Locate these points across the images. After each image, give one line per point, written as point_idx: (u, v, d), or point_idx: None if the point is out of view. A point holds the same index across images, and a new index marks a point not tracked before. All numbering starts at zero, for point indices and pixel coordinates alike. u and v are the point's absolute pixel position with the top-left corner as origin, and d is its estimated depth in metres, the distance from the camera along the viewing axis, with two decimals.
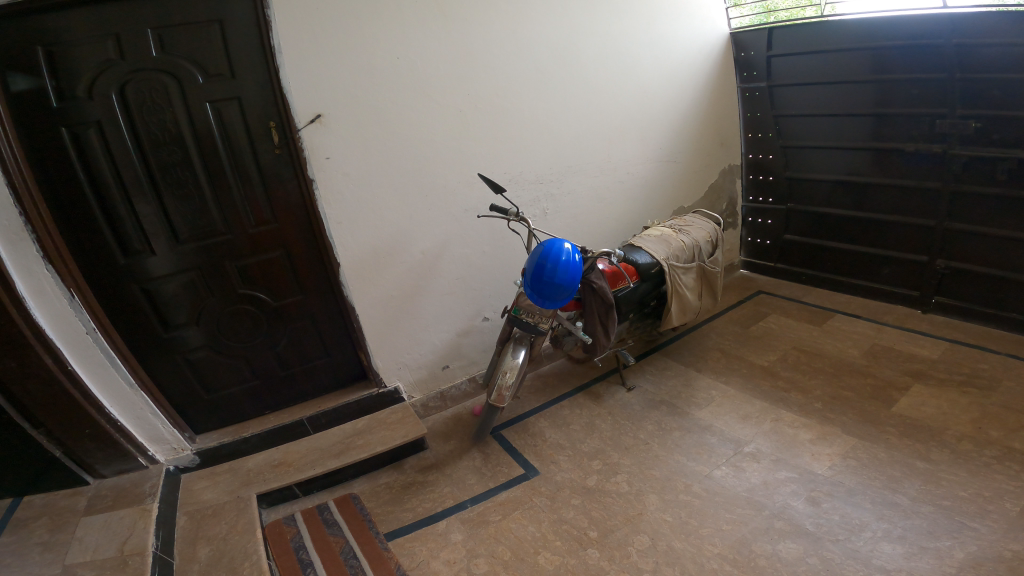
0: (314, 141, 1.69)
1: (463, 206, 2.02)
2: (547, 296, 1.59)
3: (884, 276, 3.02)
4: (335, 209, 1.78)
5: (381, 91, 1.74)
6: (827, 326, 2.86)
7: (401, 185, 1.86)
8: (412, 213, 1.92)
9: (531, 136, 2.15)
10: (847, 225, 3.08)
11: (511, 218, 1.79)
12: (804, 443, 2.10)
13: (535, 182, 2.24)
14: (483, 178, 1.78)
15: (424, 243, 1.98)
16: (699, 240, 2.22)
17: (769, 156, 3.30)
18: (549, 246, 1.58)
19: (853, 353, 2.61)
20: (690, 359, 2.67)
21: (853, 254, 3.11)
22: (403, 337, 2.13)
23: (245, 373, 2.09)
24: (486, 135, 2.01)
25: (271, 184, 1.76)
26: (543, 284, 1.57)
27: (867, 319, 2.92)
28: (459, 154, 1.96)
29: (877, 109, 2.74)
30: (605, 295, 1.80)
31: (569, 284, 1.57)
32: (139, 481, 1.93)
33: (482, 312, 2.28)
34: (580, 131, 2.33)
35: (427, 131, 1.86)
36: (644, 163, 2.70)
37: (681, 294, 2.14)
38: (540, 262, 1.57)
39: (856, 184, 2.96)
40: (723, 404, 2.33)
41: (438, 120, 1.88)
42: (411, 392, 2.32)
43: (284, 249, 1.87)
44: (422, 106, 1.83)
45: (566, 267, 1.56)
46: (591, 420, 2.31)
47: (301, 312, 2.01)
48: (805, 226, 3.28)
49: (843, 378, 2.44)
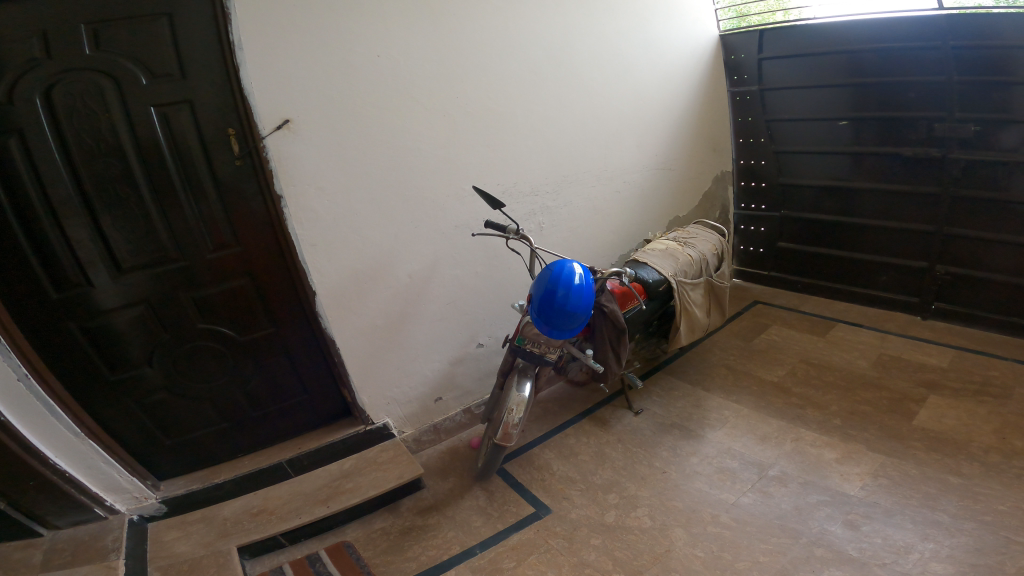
0: (283, 151, 1.47)
1: (452, 221, 1.82)
2: (558, 325, 1.40)
3: (882, 283, 2.94)
4: (308, 228, 1.56)
5: (359, 94, 1.54)
6: (831, 337, 2.73)
7: (385, 199, 1.65)
8: (396, 232, 1.70)
9: (525, 143, 1.98)
10: (840, 232, 3.00)
11: (509, 236, 1.60)
12: (831, 463, 1.95)
13: (530, 193, 2.06)
14: (477, 189, 1.59)
15: (410, 264, 1.77)
16: (705, 254, 2.08)
17: (761, 161, 3.21)
18: (555, 268, 1.41)
19: (863, 364, 2.49)
20: (696, 377, 2.49)
21: (850, 261, 3.02)
22: (388, 369, 1.90)
23: (210, 418, 1.81)
24: (477, 142, 1.83)
25: (233, 201, 1.52)
26: (554, 311, 1.38)
27: (870, 328, 2.81)
28: (448, 164, 1.76)
29: (871, 112, 2.68)
30: (617, 319, 1.63)
31: (582, 308, 1.39)
32: (99, 533, 1.63)
33: (476, 337, 2.08)
34: (575, 139, 2.17)
35: (412, 139, 1.66)
36: (639, 172, 2.56)
37: (690, 312, 1.99)
38: (548, 286, 1.39)
39: (852, 188, 2.88)
40: (738, 426, 2.17)
41: (425, 127, 1.69)
42: (402, 427, 2.08)
43: (249, 275, 1.62)
44: (406, 110, 1.64)
45: (577, 289, 1.38)
46: (600, 448, 2.11)
47: (272, 346, 1.75)
48: (799, 233, 3.18)
49: (858, 392, 2.30)
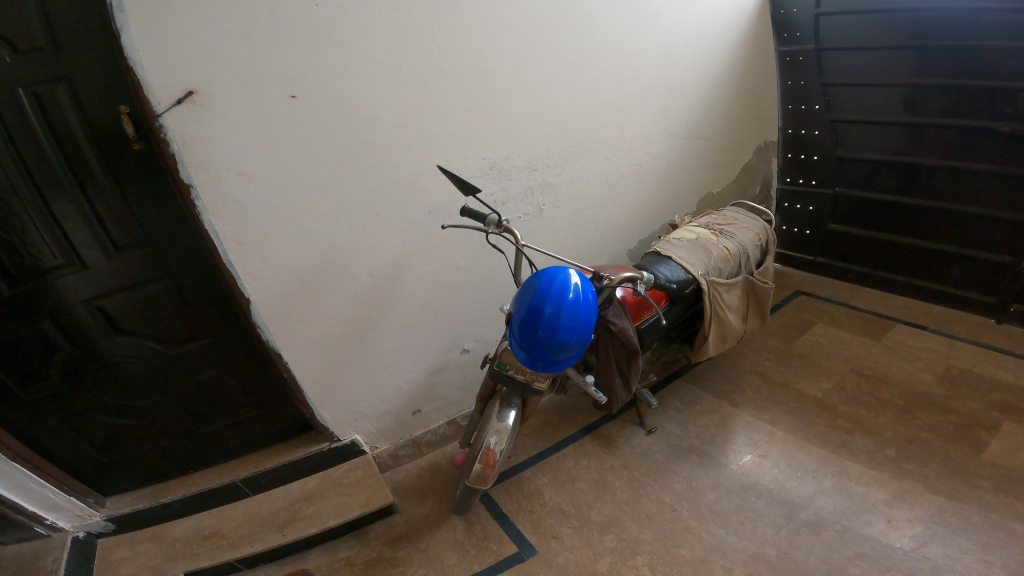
0: (189, 130, 1.13)
1: (424, 206, 1.48)
2: (547, 353, 1.05)
3: (954, 277, 2.47)
4: (233, 223, 1.25)
5: (287, 50, 1.17)
6: (889, 343, 2.32)
7: (331, 183, 1.32)
8: (350, 221, 1.38)
9: (516, 111, 1.59)
10: (904, 214, 2.52)
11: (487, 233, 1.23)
12: (876, 505, 1.61)
13: (525, 168, 1.68)
14: (441, 170, 1.24)
15: (370, 260, 1.46)
16: (746, 245, 1.68)
17: (814, 131, 2.71)
18: (542, 276, 1.06)
19: (924, 379, 2.09)
20: (722, 389, 2.14)
21: (914, 250, 2.55)
22: (353, 379, 1.66)
23: (152, 435, 1.61)
24: (452, 108, 1.44)
25: (136, 198, 1.26)
26: (539, 334, 1.03)
27: (936, 331, 2.38)
28: (414, 139, 1.40)
29: (952, 80, 2.14)
30: (629, 339, 1.29)
31: (579, 329, 1.04)
32: (40, 553, 1.48)
33: (460, 342, 1.81)
34: (581, 104, 1.76)
35: (363, 107, 1.30)
36: (664, 141, 2.13)
37: (722, 318, 1.63)
38: (531, 301, 1.04)
39: (921, 166, 2.38)
40: (770, 453, 1.83)
41: (381, 91, 1.31)
42: (375, 442, 1.84)
43: (167, 280, 1.38)
44: (353, 71, 1.26)
45: (571, 305, 1.03)
46: (601, 476, 1.82)
47: (209, 359, 1.54)
48: (852, 212, 2.71)
49: (917, 413, 1.93)
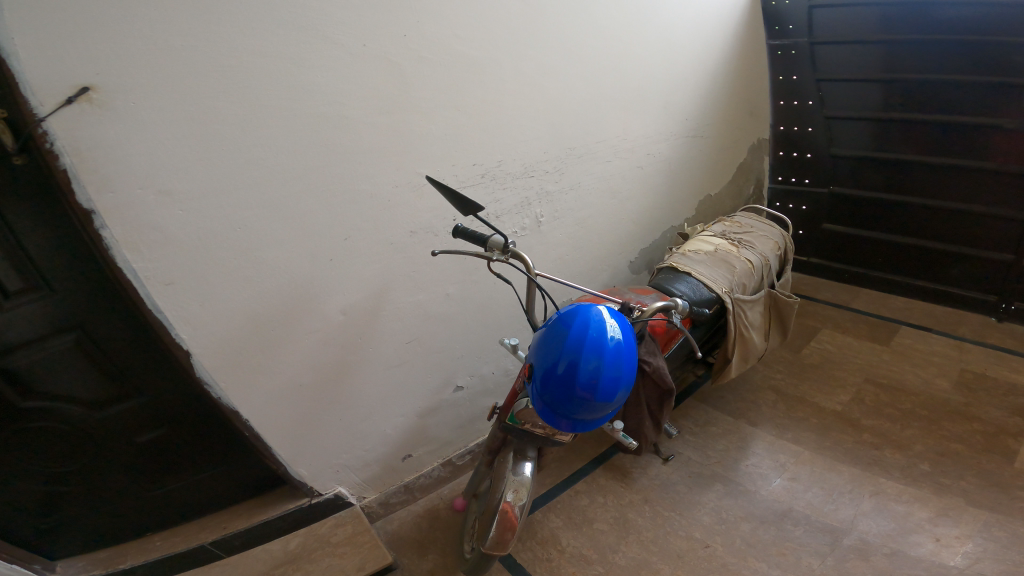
0: (86, 138, 0.86)
1: (405, 224, 1.24)
2: (587, 412, 0.88)
3: (953, 277, 2.40)
4: (158, 258, 0.99)
5: (220, 36, 0.91)
6: (898, 348, 2.19)
7: (287, 203, 1.07)
8: (313, 248, 1.13)
9: (511, 110, 1.37)
10: (901, 213, 2.42)
11: (490, 261, 0.99)
12: (922, 525, 1.44)
13: (521, 174, 1.47)
14: (431, 181, 1.00)
15: (342, 294, 1.21)
16: (767, 256, 1.52)
17: (807, 128, 2.59)
18: (570, 320, 0.90)
19: (942, 386, 1.97)
20: (737, 406, 1.96)
21: (913, 250, 2.45)
22: (331, 431, 1.44)
23: (90, 504, 1.32)
24: (437, 107, 1.21)
25: (30, 233, 1.00)
26: (578, 390, 0.86)
27: (941, 333, 2.28)
28: (390, 146, 1.16)
29: (954, 75, 2.06)
30: (663, 380, 1.14)
31: (622, 379, 0.88)
32: None
33: (452, 380, 1.60)
34: (580, 102, 1.56)
35: (326, 108, 1.05)
36: (665, 140, 1.96)
37: (747, 339, 1.44)
38: (562, 351, 0.88)
39: (919, 164, 2.29)
40: (800, 476, 1.65)
41: (350, 87, 1.07)
42: (363, 492, 1.61)
43: (76, 330, 1.12)
44: (312, 63, 1.01)
45: (612, 351, 0.87)
46: (621, 513, 1.61)
47: (146, 416, 1.28)
48: (848, 211, 2.58)
49: (942, 423, 1.79)
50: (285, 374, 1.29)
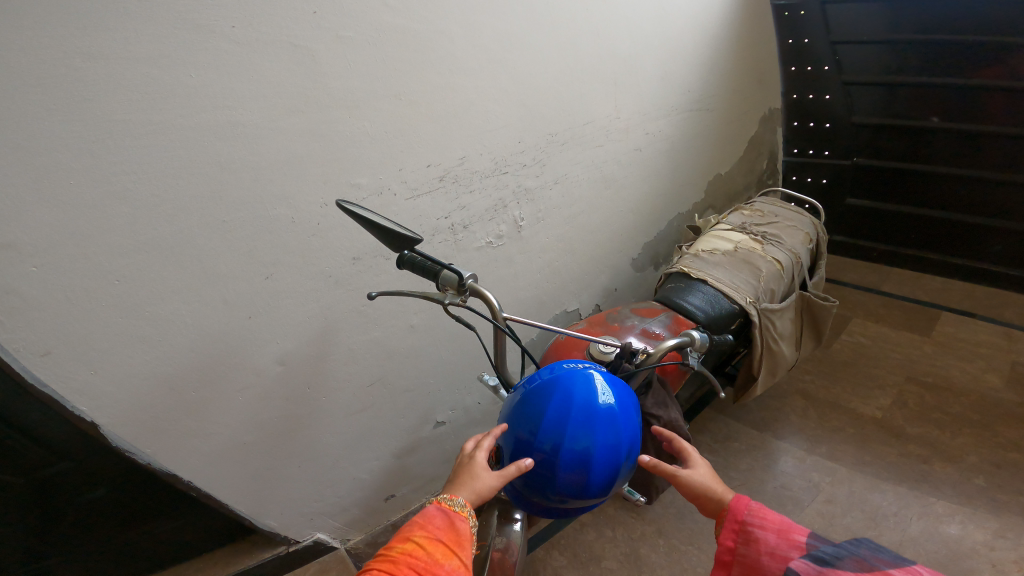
0: None
1: (345, 252, 1.00)
2: (582, 505, 0.66)
3: (993, 254, 2.14)
4: (18, 328, 0.76)
5: (31, 35, 0.65)
6: (939, 337, 1.95)
7: (175, 240, 0.82)
8: (225, 290, 0.90)
9: (471, 94, 1.12)
10: (938, 186, 2.13)
11: (443, 304, 0.77)
12: (977, 548, 1.29)
13: (491, 171, 1.22)
14: (340, 204, 0.76)
15: (276, 342, 1.00)
16: (796, 251, 1.34)
17: (824, 95, 2.24)
18: (547, 389, 0.67)
19: (993, 383, 1.74)
20: (761, 417, 1.72)
21: (947, 226, 2.18)
22: (293, 484, 1.23)
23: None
24: (371, 99, 0.96)
25: None
26: (565, 481, 0.64)
27: (987, 319, 2.04)
28: (311, 154, 0.91)
29: (987, 29, 1.78)
30: (675, 434, 0.96)
31: (625, 452, 0.66)
32: None
33: (431, 417, 1.37)
34: (559, 77, 1.30)
35: (213, 115, 0.80)
36: (664, 116, 1.69)
37: (777, 352, 1.22)
38: (535, 434, 0.65)
39: (943, 132, 2.03)
40: (837, 498, 1.44)
41: (242, 83, 0.81)
42: (346, 534, 1.44)
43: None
44: (178, 58, 0.75)
45: (604, 422, 0.65)
46: (632, 549, 1.40)
47: (78, 485, 1.08)
48: (873, 184, 2.27)
49: (999, 430, 1.58)
50: (223, 434, 1.05)
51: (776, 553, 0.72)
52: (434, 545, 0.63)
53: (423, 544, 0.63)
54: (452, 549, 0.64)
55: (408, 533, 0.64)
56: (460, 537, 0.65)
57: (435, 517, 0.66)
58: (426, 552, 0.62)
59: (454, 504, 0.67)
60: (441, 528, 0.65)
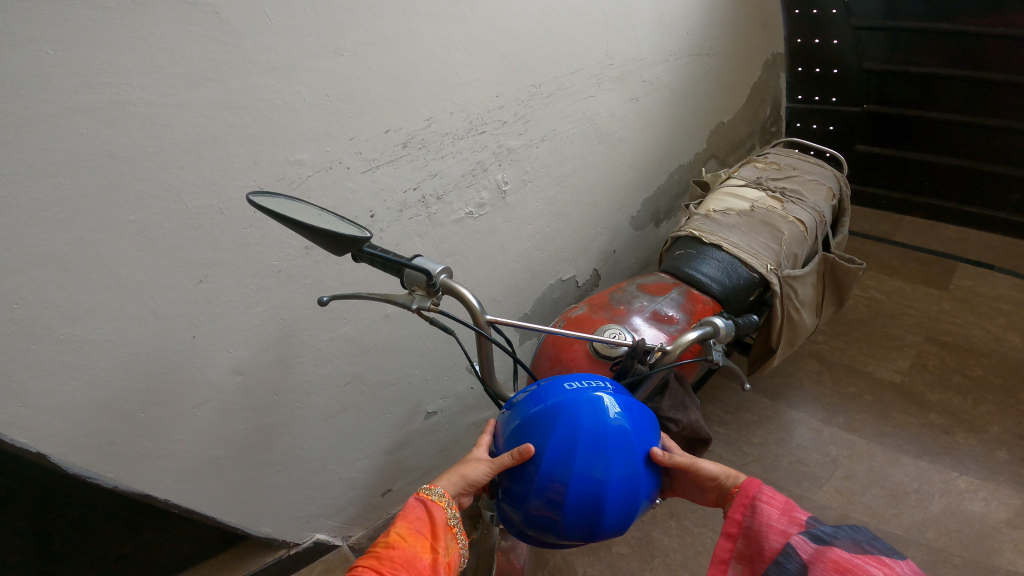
0: None
1: (297, 240, 0.86)
2: (597, 536, 0.62)
3: (1013, 202, 2.02)
4: None
5: None
6: (958, 292, 1.89)
7: (72, 252, 0.67)
8: (152, 305, 0.75)
9: (433, 44, 0.92)
10: (954, 133, 1.98)
11: (412, 309, 0.65)
12: (999, 528, 1.27)
13: (465, 132, 1.04)
14: (247, 198, 0.62)
15: (226, 351, 0.86)
16: (820, 209, 1.21)
17: (831, 40, 2.02)
18: (550, 413, 0.63)
19: (1015, 342, 1.70)
20: (774, 385, 1.64)
21: (964, 174, 2.03)
22: (281, 489, 1.08)
23: None
24: (303, 59, 0.77)
25: None
26: (577, 514, 0.60)
27: (1005, 271, 1.97)
28: (232, 130, 0.74)
29: None
30: (696, 433, 0.85)
31: (639, 476, 0.62)
32: None
33: (421, 407, 1.24)
34: (540, 20, 1.09)
35: (89, 94, 0.62)
36: (662, 60, 1.47)
37: (797, 321, 1.12)
38: (539, 469, 0.61)
39: (952, 79, 1.89)
40: (856, 474, 1.40)
41: (121, 54, 0.63)
42: (349, 530, 1.30)
43: None
44: (29, 29, 0.57)
45: (612, 447, 0.61)
46: (644, 532, 1.35)
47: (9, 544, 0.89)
48: (886, 131, 2.09)
49: (1020, 394, 1.55)
50: (192, 451, 0.90)
51: (775, 528, 0.62)
52: (414, 536, 0.58)
53: (405, 534, 0.58)
54: (434, 538, 0.59)
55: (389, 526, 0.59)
56: (440, 526, 0.60)
57: (414, 509, 0.61)
58: (407, 543, 0.58)
59: (434, 493, 0.62)
60: (421, 518, 0.61)
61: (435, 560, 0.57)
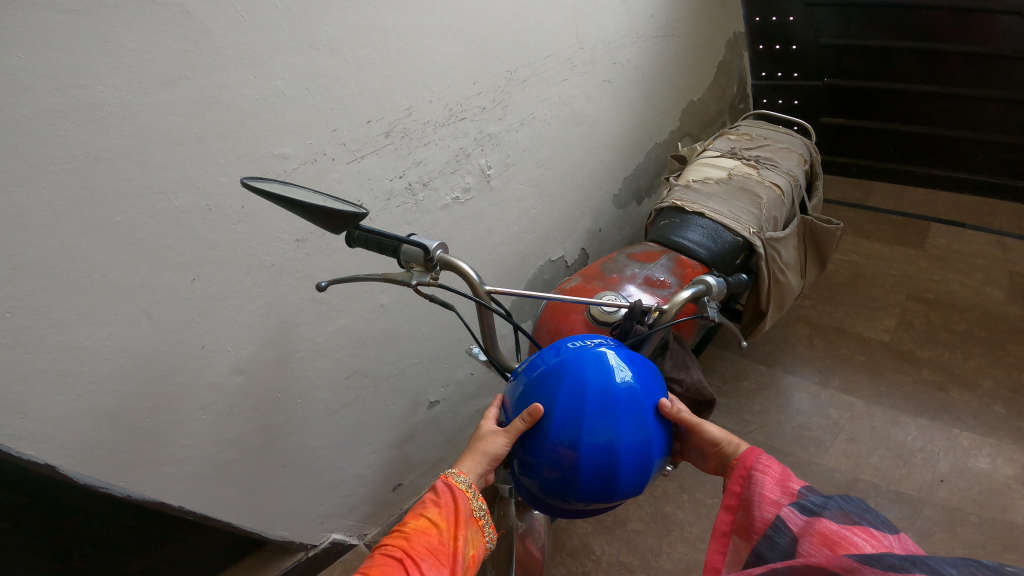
0: None
1: (287, 232, 0.86)
2: (612, 498, 0.64)
3: (977, 162, 2.10)
4: None
5: None
6: (935, 250, 1.96)
7: (60, 258, 0.66)
8: (147, 307, 0.75)
9: (407, 33, 0.93)
10: (915, 100, 2.05)
11: (411, 285, 0.67)
12: (1009, 484, 1.32)
13: (445, 119, 1.05)
14: (244, 182, 0.63)
15: (226, 350, 0.86)
16: (794, 174, 1.25)
17: (787, 18, 2.04)
18: (557, 377, 0.64)
19: (994, 296, 1.78)
20: (767, 352, 1.68)
21: (927, 138, 2.12)
22: (293, 490, 1.08)
23: None
24: (278, 53, 0.77)
25: None
26: (591, 475, 0.62)
27: (978, 228, 2.04)
28: (213, 127, 0.74)
29: None
30: (700, 393, 0.87)
31: (649, 434, 0.64)
32: None
33: (424, 397, 1.25)
34: (508, 6, 1.10)
35: (64, 97, 0.61)
36: (630, 42, 1.50)
37: (783, 282, 1.15)
38: (549, 433, 0.63)
39: (906, 50, 1.96)
40: (859, 436, 1.44)
41: (92, 54, 0.62)
42: (365, 528, 1.30)
43: None
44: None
45: (622, 406, 0.62)
46: (657, 507, 1.38)
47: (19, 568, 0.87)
48: (851, 102, 2.15)
49: (1004, 345, 1.62)
50: (200, 454, 0.89)
51: (768, 499, 0.63)
52: (441, 524, 0.59)
53: (434, 522, 0.59)
54: (459, 527, 0.60)
55: (419, 511, 0.60)
56: (465, 517, 0.60)
57: (442, 495, 0.62)
58: (436, 531, 0.59)
59: (462, 482, 0.63)
60: (449, 506, 0.61)
61: (458, 552, 0.58)
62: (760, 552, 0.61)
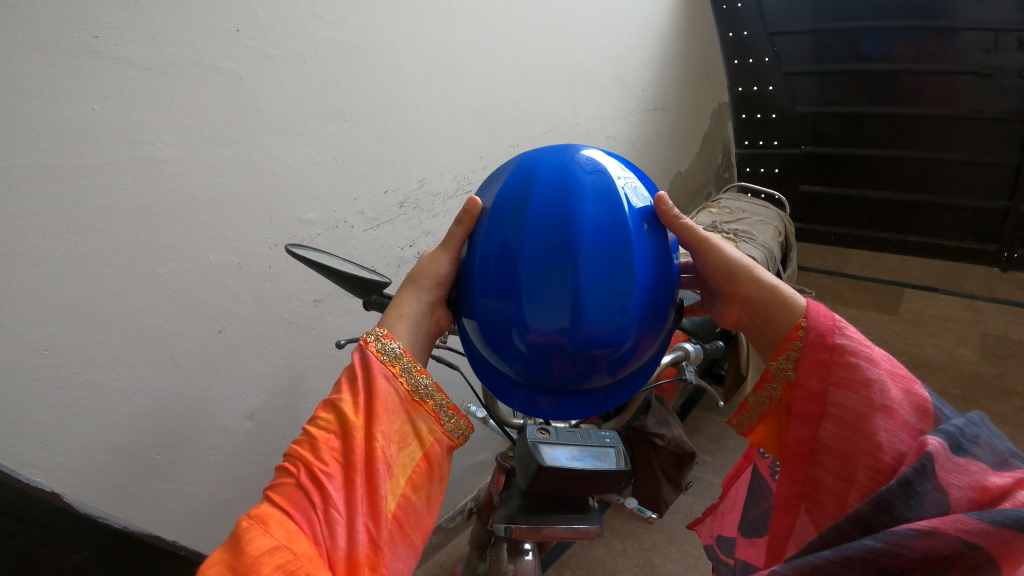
0: None
1: (306, 291, 0.95)
2: (581, 320, 0.60)
3: (947, 227, 2.25)
4: None
5: None
6: (910, 316, 2.06)
7: (100, 301, 0.73)
8: (173, 352, 0.82)
9: (422, 109, 1.05)
10: (885, 168, 2.23)
11: None
12: None
13: (453, 191, 1.16)
14: (287, 246, 0.71)
15: (240, 398, 0.92)
16: (769, 246, 1.36)
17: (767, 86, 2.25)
18: (503, 194, 0.65)
19: (968, 357, 1.86)
20: None
21: (899, 206, 2.28)
22: None
23: None
24: (313, 125, 0.89)
25: None
26: (531, 280, 0.60)
27: (949, 293, 2.16)
28: (248, 188, 0.83)
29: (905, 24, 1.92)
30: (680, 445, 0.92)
31: (611, 244, 0.61)
32: None
33: None
34: (514, 85, 1.25)
35: (127, 152, 0.71)
36: (622, 118, 1.66)
37: None
38: (495, 246, 0.63)
39: (874, 120, 2.15)
40: None
41: (155, 120, 0.72)
42: None
43: None
44: (78, 99, 0.66)
45: (572, 211, 0.61)
46: (645, 560, 1.39)
47: None
48: (827, 171, 2.33)
49: (981, 404, 1.68)
50: (205, 488, 0.94)
51: (896, 413, 0.60)
52: (350, 423, 0.58)
53: (345, 419, 0.59)
54: (374, 424, 0.59)
55: (332, 407, 0.60)
56: (381, 409, 0.60)
57: (357, 389, 0.61)
58: (347, 428, 0.58)
59: (390, 351, 0.63)
60: (365, 400, 0.60)
61: (375, 455, 0.57)
62: (899, 507, 0.50)
